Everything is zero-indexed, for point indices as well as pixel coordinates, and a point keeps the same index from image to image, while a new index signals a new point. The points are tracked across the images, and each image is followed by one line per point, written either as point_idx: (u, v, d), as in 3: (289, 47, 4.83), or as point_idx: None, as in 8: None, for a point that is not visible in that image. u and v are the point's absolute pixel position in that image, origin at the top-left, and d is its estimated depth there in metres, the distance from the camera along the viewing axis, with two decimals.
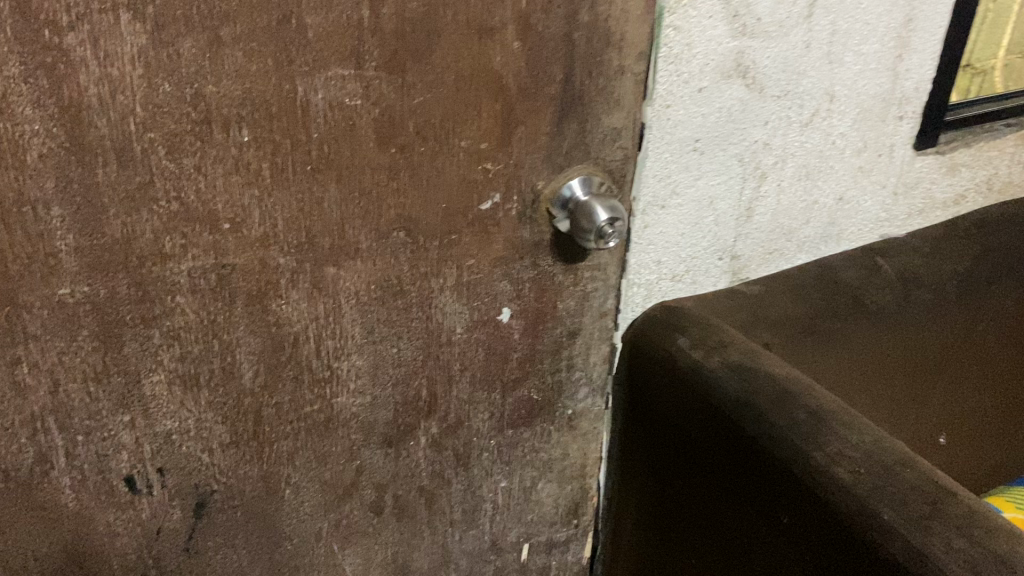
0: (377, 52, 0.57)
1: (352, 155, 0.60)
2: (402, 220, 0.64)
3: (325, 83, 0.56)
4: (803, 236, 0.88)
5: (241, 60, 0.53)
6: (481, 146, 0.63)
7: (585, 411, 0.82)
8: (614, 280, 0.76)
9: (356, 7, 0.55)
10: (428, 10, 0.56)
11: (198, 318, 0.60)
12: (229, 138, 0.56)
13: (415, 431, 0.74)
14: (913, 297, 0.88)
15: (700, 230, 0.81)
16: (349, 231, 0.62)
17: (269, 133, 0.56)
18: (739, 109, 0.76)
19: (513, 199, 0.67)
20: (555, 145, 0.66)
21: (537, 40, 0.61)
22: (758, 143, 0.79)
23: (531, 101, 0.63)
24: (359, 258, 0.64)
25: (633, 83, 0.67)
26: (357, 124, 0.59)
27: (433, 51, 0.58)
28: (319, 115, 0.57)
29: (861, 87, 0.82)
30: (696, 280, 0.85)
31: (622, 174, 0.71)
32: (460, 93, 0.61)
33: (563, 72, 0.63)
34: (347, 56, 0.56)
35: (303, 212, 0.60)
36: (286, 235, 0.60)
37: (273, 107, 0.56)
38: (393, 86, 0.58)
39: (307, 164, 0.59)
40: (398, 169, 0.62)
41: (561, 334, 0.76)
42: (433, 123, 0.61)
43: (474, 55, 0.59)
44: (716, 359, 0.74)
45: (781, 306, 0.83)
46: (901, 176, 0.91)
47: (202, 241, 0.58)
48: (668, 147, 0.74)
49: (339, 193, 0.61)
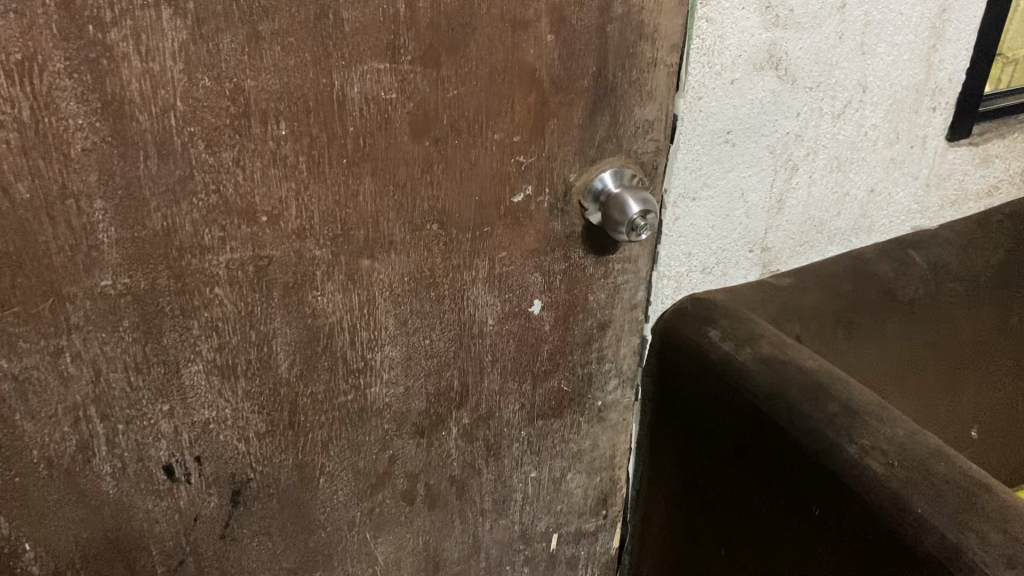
0: (413, 44, 0.57)
1: (387, 147, 0.60)
2: (436, 213, 0.64)
3: (362, 77, 0.57)
4: (834, 228, 0.88)
5: (280, 55, 0.54)
6: (514, 138, 0.64)
7: (614, 403, 0.82)
8: (646, 273, 0.76)
9: (392, 1, 0.55)
10: (462, 3, 0.57)
11: (236, 309, 0.61)
12: (267, 132, 0.56)
13: (447, 421, 0.74)
14: (945, 288, 0.88)
15: (730, 222, 0.81)
16: (384, 223, 0.63)
17: (306, 126, 0.57)
18: (771, 101, 0.76)
19: (545, 191, 0.67)
20: (587, 138, 0.66)
21: (570, 33, 0.61)
22: (790, 136, 0.79)
23: (564, 93, 0.63)
24: (393, 250, 0.64)
25: (666, 76, 0.67)
26: (392, 117, 0.59)
27: (468, 43, 0.59)
28: (355, 107, 0.58)
29: (894, 77, 0.81)
30: (726, 272, 0.84)
31: (654, 167, 0.70)
32: (494, 87, 0.61)
33: (596, 64, 0.63)
34: (382, 50, 0.57)
35: (338, 204, 0.61)
36: (322, 228, 0.61)
37: (310, 101, 0.56)
38: (428, 80, 0.59)
39: (343, 157, 0.59)
40: (432, 161, 0.62)
41: (592, 325, 0.76)
42: (467, 116, 0.61)
43: (508, 48, 0.60)
44: (747, 352, 0.74)
45: (812, 298, 0.83)
46: (934, 168, 0.90)
47: (239, 233, 0.59)
48: (700, 139, 0.74)
49: (374, 186, 0.61)
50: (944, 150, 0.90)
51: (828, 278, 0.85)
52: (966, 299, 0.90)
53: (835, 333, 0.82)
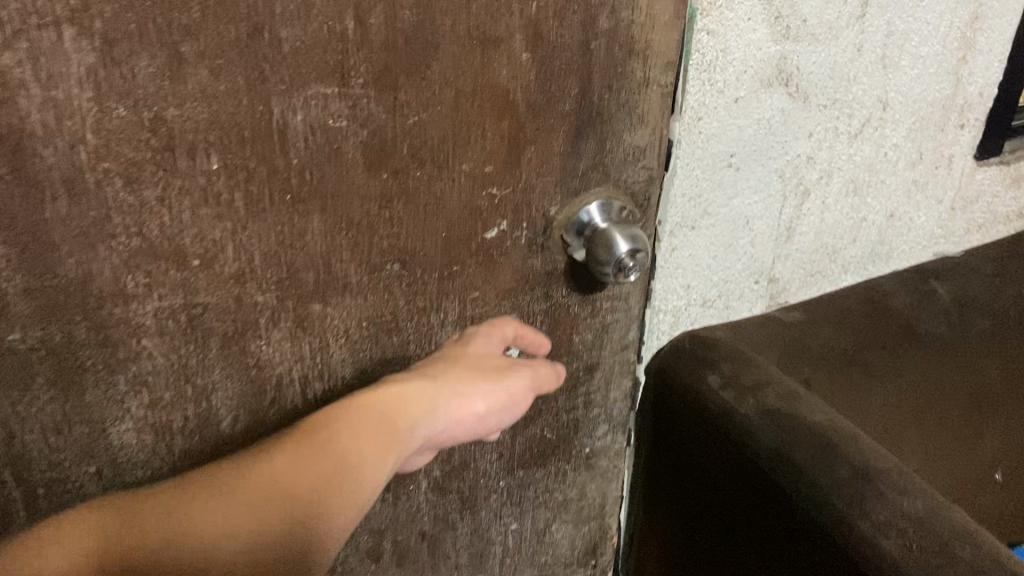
0: (364, 66, 0.50)
1: (338, 181, 0.53)
2: (398, 252, 0.57)
3: (306, 103, 0.50)
4: (849, 256, 0.80)
5: (207, 79, 0.47)
6: (486, 169, 0.56)
7: (603, 450, 0.75)
8: (637, 311, 0.68)
9: (339, 17, 0.48)
10: (422, 18, 0.49)
11: (167, 362, 0.55)
12: (196, 166, 0.49)
13: (415, 474, 0.67)
14: (970, 322, 0.80)
15: (734, 252, 0.74)
16: (337, 265, 0.56)
17: (241, 160, 0.50)
18: (780, 120, 0.68)
19: (522, 226, 0.60)
20: (569, 167, 0.59)
21: (548, 50, 0.53)
22: (801, 159, 0.71)
23: (543, 118, 0.56)
24: (349, 294, 0.57)
25: (660, 97, 0.59)
26: (343, 147, 0.52)
27: (430, 63, 0.51)
28: (298, 137, 0.50)
29: (918, 93, 0.73)
30: (729, 306, 0.77)
31: (647, 197, 0.63)
32: (461, 111, 0.54)
33: (579, 85, 0.56)
34: (329, 72, 0.49)
35: (283, 245, 0.53)
36: (265, 271, 0.54)
37: (245, 131, 0.49)
38: (384, 106, 0.51)
39: (287, 193, 0.52)
40: (391, 196, 0.55)
41: (578, 368, 0.69)
42: (430, 144, 0.54)
43: (477, 68, 0.52)
44: (749, 403, 0.66)
45: (824, 337, 0.75)
46: (960, 190, 0.82)
47: (168, 279, 0.52)
48: (699, 165, 0.67)
49: (324, 225, 0.54)
50: (971, 170, 0.81)
51: (841, 316, 0.77)
52: (999, 341, 0.81)
53: (849, 378, 0.74)
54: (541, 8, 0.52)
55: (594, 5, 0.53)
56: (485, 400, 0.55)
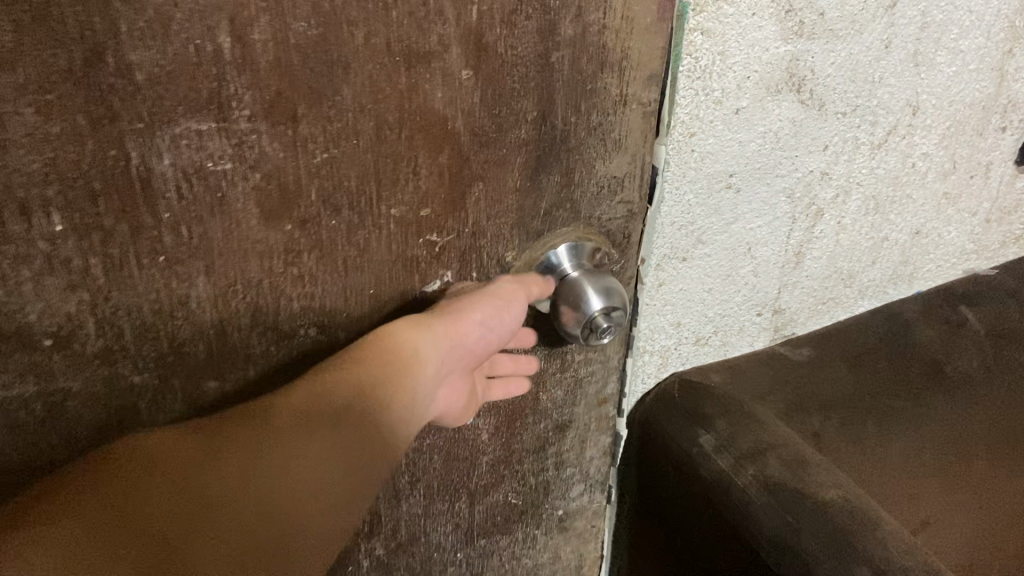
0: (251, 94, 0.38)
1: (228, 238, 0.42)
2: (314, 315, 0.46)
3: (174, 144, 0.38)
4: (867, 280, 0.70)
5: (34, 120, 0.35)
6: (422, 213, 0.45)
7: (578, 512, 0.65)
8: (618, 361, 0.58)
9: (210, 33, 0.36)
10: (323, 32, 0.38)
11: (24, 461, 0.44)
12: (32, 229, 0.38)
13: (354, 555, 0.57)
14: (1006, 356, 0.69)
15: (733, 282, 0.62)
16: (235, 334, 0.45)
17: (94, 219, 0.39)
18: (790, 133, 0.56)
19: (471, 276, 0.50)
20: (527, 205, 0.48)
21: (495, 66, 0.42)
22: (815, 175, 0.59)
23: (491, 149, 0.45)
24: (255, 365, 0.47)
25: (641, 117, 0.48)
26: (229, 196, 0.41)
27: (340, 87, 0.40)
28: (168, 187, 0.39)
29: (955, 93, 0.61)
30: (726, 342, 0.67)
31: (626, 235, 0.53)
32: (385, 146, 0.42)
33: (537, 107, 0.44)
34: (203, 105, 0.38)
35: (161, 315, 0.43)
36: (140, 347, 0.43)
37: (95, 182, 0.38)
38: (280, 143, 0.40)
39: (160, 254, 0.41)
40: (300, 252, 0.44)
41: (547, 427, 0.59)
42: (346, 187, 0.43)
43: (403, 91, 0.41)
44: (749, 473, 0.56)
45: (835, 381, 0.66)
46: (998, 201, 0.71)
47: (14, 364, 0.41)
48: (691, 189, 0.55)
49: (213, 289, 0.43)
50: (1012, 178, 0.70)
51: (855, 358, 0.67)
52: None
53: (864, 427, 0.63)
54: (483, 14, 0.40)
55: (555, 8, 0.41)
56: (496, 314, 0.47)
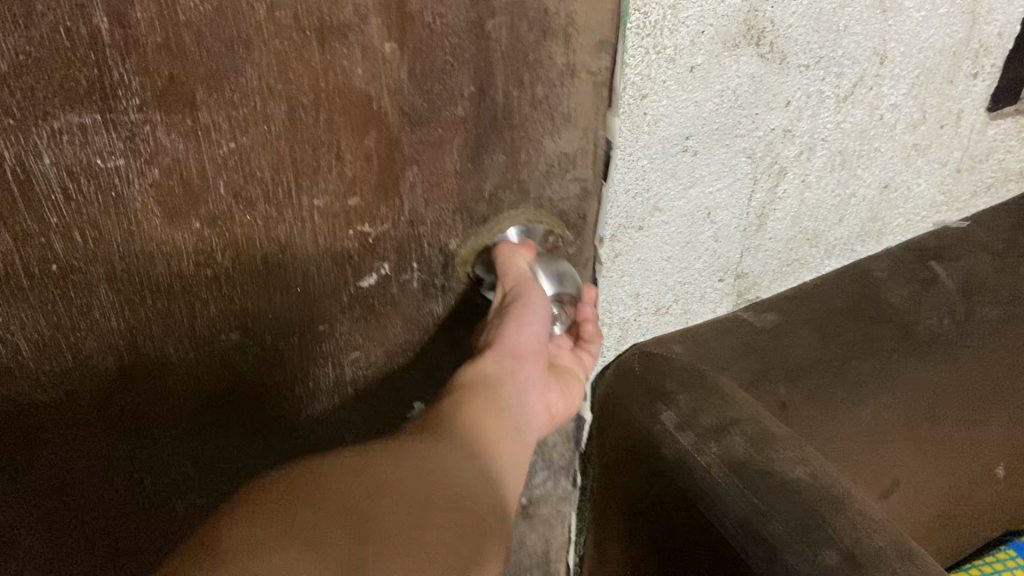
0: (139, 80, 0.35)
1: (129, 240, 0.40)
2: (236, 318, 0.46)
3: (52, 141, 0.35)
4: (834, 237, 0.67)
5: None
6: (350, 201, 0.43)
7: (543, 499, 0.65)
8: None
9: (80, 13, 0.32)
10: (218, 3, 0.34)
11: None
12: None
13: None
14: (981, 313, 0.67)
15: (693, 248, 0.59)
16: (148, 343, 0.44)
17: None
18: (753, 92, 0.52)
19: (410, 266, 0.48)
20: (469, 186, 0.46)
21: (423, 37, 0.39)
22: (777, 135, 0.56)
23: (423, 131, 0.42)
24: (177, 370, 0.47)
25: (593, 88, 0.45)
26: (125, 195, 0.38)
27: (243, 68, 0.36)
28: (52, 189, 0.37)
29: (924, 39, 0.57)
30: (689, 309, 0.64)
31: (582, 215, 0.51)
32: (301, 130, 0.39)
33: (474, 83, 0.41)
34: (85, 97, 0.35)
35: (60, 327, 0.42)
36: (40, 362, 0.43)
37: None
38: (178, 133, 0.37)
39: (52, 263, 0.39)
40: (214, 251, 0.42)
41: None
42: (259, 177, 0.40)
43: (318, 69, 0.38)
44: (712, 452, 0.53)
45: (801, 347, 0.63)
46: (968, 149, 0.68)
47: None
48: (646, 154, 0.51)
49: (115, 296, 0.42)
50: (985, 125, 0.67)
51: (822, 319, 0.65)
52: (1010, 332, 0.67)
53: (831, 391, 0.61)
54: None
55: None
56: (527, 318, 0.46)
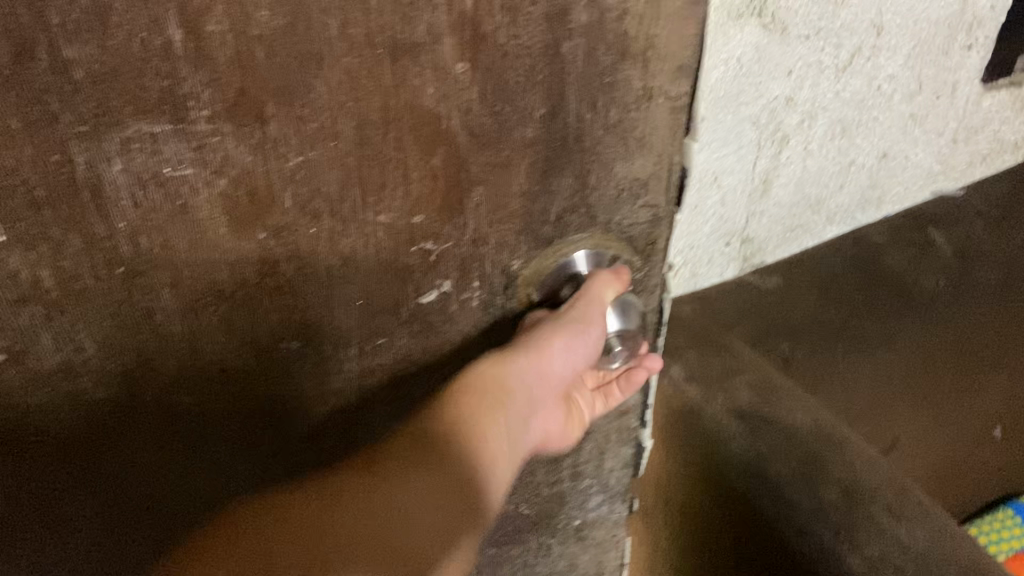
0: (209, 92, 0.37)
1: (193, 247, 0.42)
2: (296, 325, 0.49)
3: (124, 148, 0.37)
4: (833, 203, 0.81)
5: None
6: (414, 218, 0.47)
7: (597, 521, 0.73)
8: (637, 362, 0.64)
9: (155, 28, 0.35)
10: (293, 22, 0.37)
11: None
12: None
13: None
14: (973, 276, 0.85)
15: (701, 212, 0.71)
16: (207, 347, 0.47)
17: (40, 229, 0.38)
18: (758, 62, 0.62)
19: (473, 284, 0.53)
20: (533, 207, 0.50)
21: (495, 59, 0.42)
22: (779, 100, 0.66)
23: (490, 151, 0.46)
24: (234, 372, 0.49)
25: (668, 112, 0.50)
26: (192, 202, 0.41)
27: (314, 84, 0.39)
28: (121, 195, 0.39)
29: (912, 13, 0.68)
30: (699, 270, 0.78)
31: (648, 240, 0.56)
32: (369, 147, 0.43)
33: (544, 103, 0.45)
34: (155, 106, 0.37)
35: (123, 328, 0.44)
36: (104, 363, 0.45)
37: (38, 190, 0.37)
38: (248, 144, 0.40)
39: (118, 265, 0.41)
40: (277, 260, 0.45)
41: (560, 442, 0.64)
42: (326, 192, 0.43)
43: (389, 87, 0.41)
44: (720, 403, 0.69)
45: (803, 307, 0.80)
46: (963, 121, 0.83)
47: None
48: (677, 146, 0.52)
49: (178, 299, 0.44)
50: (972, 55, 0.76)
51: (823, 283, 0.81)
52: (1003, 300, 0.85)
53: (837, 351, 0.78)
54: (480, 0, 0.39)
55: None
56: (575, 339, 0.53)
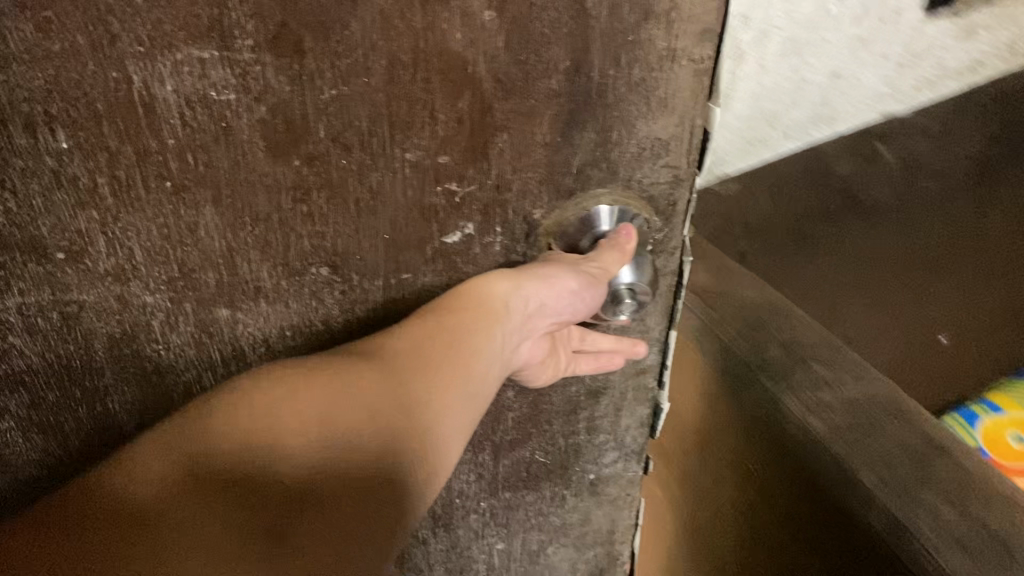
0: (253, 25, 0.43)
1: (234, 170, 0.49)
2: (327, 254, 0.55)
3: (174, 70, 0.43)
4: (788, 122, 0.92)
5: (34, 36, 0.40)
6: (441, 159, 0.50)
7: (611, 478, 0.72)
8: (657, 332, 0.61)
9: None
10: None
11: (39, 358, 0.54)
12: (34, 141, 0.44)
13: None
14: (916, 181, 1.00)
15: None
16: (244, 265, 0.54)
17: (100, 139, 0.45)
18: (789, 20, 0.80)
19: (495, 229, 0.54)
20: (555, 159, 0.51)
21: (521, 10, 0.44)
22: (790, 39, 0.82)
23: (516, 101, 0.48)
24: (272, 293, 0.56)
25: (692, 75, 0.49)
26: (235, 127, 0.47)
27: (349, 22, 0.44)
28: (171, 113, 0.45)
29: None
30: None
31: (671, 203, 0.54)
32: (400, 86, 0.47)
33: (569, 58, 0.46)
34: (204, 34, 0.42)
35: (169, 240, 0.51)
36: (150, 268, 0.52)
37: (97, 104, 0.43)
38: (288, 78, 0.45)
39: (166, 180, 0.48)
40: (310, 190, 0.51)
41: (578, 392, 0.64)
42: (358, 125, 0.49)
43: (419, 29, 0.45)
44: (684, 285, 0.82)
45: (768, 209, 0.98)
46: (914, 48, 0.90)
47: (26, 270, 0.49)
48: (700, 108, 0.50)
49: (220, 218, 0.51)
50: (968, 9, 0.89)
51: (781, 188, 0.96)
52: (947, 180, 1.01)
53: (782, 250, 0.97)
54: None
55: None
56: (577, 294, 0.52)
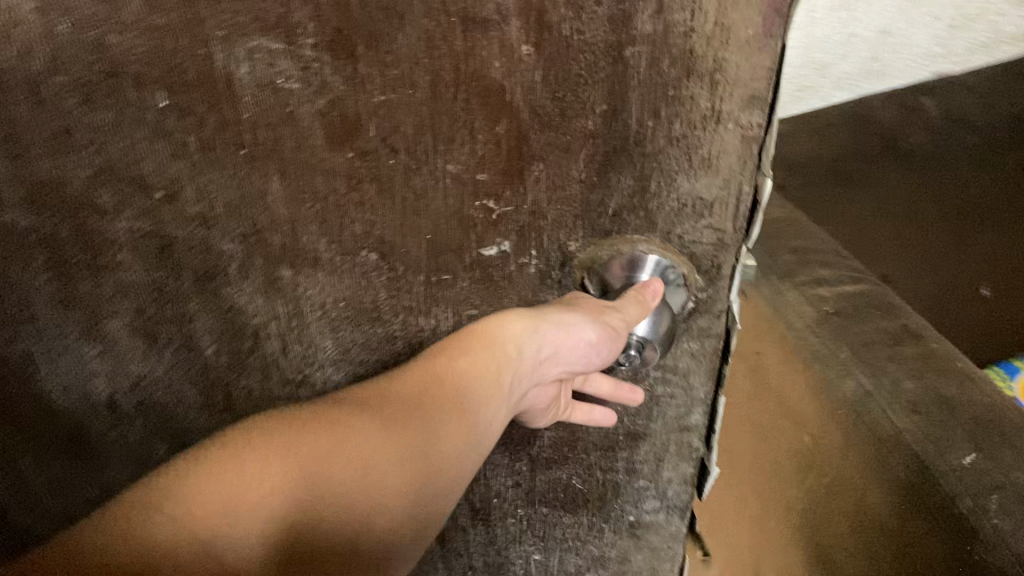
0: (315, 25, 0.46)
1: (299, 148, 0.53)
2: (373, 240, 0.56)
3: (251, 54, 0.48)
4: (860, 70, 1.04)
5: (144, 11, 0.47)
6: (479, 176, 0.49)
7: (652, 525, 0.69)
8: (703, 393, 0.57)
9: None
10: None
11: (145, 281, 0.61)
12: (146, 98, 0.51)
13: None
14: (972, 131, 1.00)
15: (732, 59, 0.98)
16: (306, 236, 0.58)
17: (191, 101, 0.51)
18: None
19: (529, 254, 0.52)
20: (592, 200, 0.48)
21: (558, 48, 0.42)
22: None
23: (553, 134, 0.46)
24: (324, 265, 0.60)
25: (741, 141, 0.43)
26: (300, 112, 0.51)
27: (397, 35, 0.45)
28: (248, 89, 0.50)
29: None
30: None
31: (715, 264, 0.49)
32: (442, 102, 0.47)
33: (606, 101, 0.44)
34: (274, 27, 0.47)
35: (245, 199, 0.56)
36: (227, 219, 0.58)
37: (189, 72, 0.50)
38: (342, 76, 0.48)
39: (243, 147, 0.53)
40: (361, 179, 0.53)
41: (618, 432, 0.62)
42: (404, 131, 0.49)
43: (459, 52, 0.45)
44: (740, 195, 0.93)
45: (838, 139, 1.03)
46: None
47: (135, 203, 0.56)
48: (748, 176, 0.44)
49: (284, 188, 0.55)
50: None
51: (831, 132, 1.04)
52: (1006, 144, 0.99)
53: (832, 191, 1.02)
54: None
55: None
56: (595, 345, 0.49)
